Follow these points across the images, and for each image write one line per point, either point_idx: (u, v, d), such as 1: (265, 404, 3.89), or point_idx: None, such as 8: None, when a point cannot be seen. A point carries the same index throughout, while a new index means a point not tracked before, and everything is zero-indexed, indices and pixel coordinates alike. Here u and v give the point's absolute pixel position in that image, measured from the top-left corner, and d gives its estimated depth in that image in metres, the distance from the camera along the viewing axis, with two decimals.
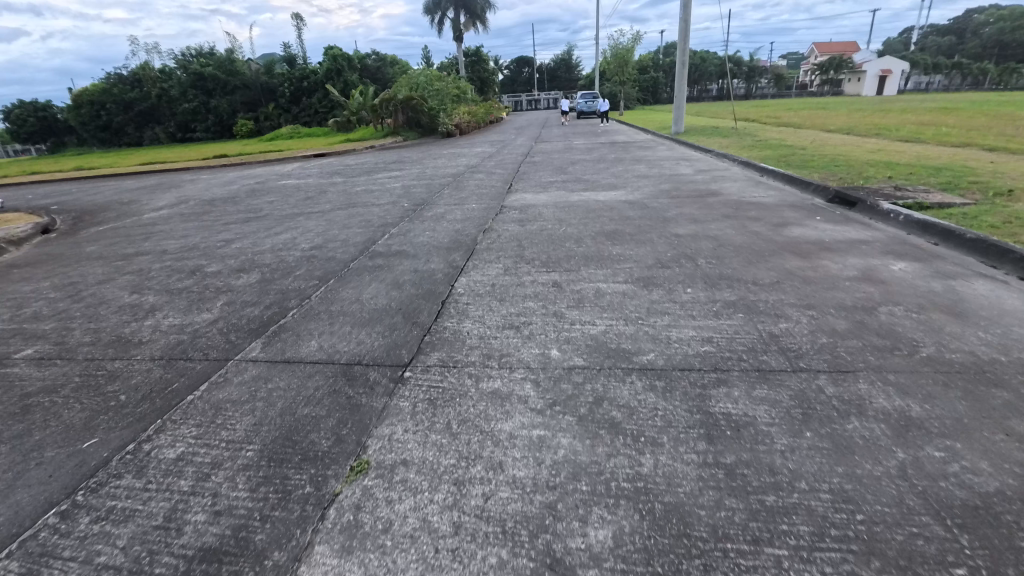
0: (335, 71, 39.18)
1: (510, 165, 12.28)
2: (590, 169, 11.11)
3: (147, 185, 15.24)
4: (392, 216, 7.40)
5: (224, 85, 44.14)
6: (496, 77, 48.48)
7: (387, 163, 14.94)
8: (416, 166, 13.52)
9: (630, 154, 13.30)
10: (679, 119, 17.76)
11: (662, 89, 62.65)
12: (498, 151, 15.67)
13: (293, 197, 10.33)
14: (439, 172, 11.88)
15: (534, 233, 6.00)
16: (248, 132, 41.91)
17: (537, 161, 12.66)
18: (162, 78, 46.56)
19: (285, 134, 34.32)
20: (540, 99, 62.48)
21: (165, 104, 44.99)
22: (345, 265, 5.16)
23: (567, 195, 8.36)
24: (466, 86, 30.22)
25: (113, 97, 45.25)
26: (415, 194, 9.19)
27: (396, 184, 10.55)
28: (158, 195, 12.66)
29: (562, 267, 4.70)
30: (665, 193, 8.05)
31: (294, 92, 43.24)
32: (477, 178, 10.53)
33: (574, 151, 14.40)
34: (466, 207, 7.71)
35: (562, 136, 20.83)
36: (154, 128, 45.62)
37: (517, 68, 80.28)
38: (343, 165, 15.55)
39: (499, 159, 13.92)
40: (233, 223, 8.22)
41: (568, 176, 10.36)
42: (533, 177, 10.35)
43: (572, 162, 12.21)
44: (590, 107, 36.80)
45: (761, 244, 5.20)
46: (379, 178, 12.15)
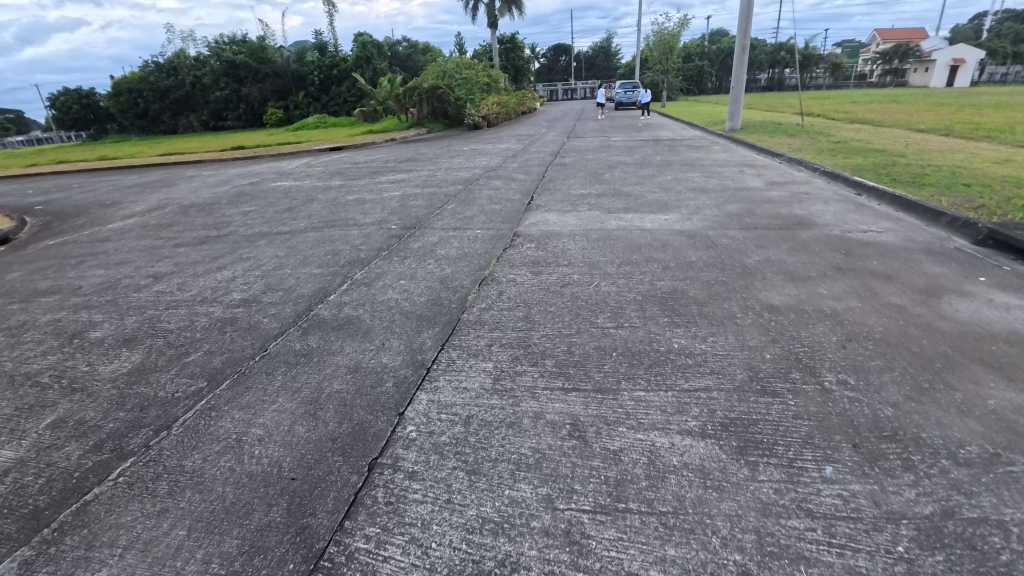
0: (364, 59, 37.88)
1: (535, 168, 10.37)
2: (632, 174, 9.11)
3: (145, 181, 14.10)
4: (371, 242, 5.68)
5: (255, 73, 43.56)
6: (531, 65, 46.14)
7: (398, 160, 13.24)
8: (428, 165, 11.79)
9: (679, 157, 11.16)
10: (736, 113, 15.39)
11: (707, 78, 58.88)
12: (525, 149, 13.74)
13: (277, 203, 8.79)
14: (451, 176, 10.12)
15: (551, 284, 4.14)
16: (278, 122, 41.22)
17: (567, 163, 10.70)
18: (195, 66, 46.28)
19: (312, 124, 33.31)
20: (576, 89, 59.85)
21: (198, 92, 44.78)
22: (261, 345, 3.46)
23: (603, 213, 6.45)
24: (497, 73, 28.18)
25: (150, 85, 45.43)
26: (412, 206, 7.46)
27: (397, 191, 8.84)
28: (144, 196, 11.38)
29: (588, 372, 2.85)
30: (734, 217, 6.03)
31: (324, 80, 42.20)
32: (492, 185, 8.71)
33: (612, 151, 12.33)
34: (468, 230, 5.91)
35: (599, 131, 18.68)
36: (188, 117, 45.56)
37: (554, 56, 77.56)
38: (352, 161, 14.00)
39: (523, 158, 12.02)
40: (187, 243, 6.69)
41: (604, 183, 8.39)
42: (561, 183, 8.44)
43: (610, 165, 10.18)
44: (630, 98, 34.26)
45: (917, 337, 3.20)
46: (383, 179, 10.48)
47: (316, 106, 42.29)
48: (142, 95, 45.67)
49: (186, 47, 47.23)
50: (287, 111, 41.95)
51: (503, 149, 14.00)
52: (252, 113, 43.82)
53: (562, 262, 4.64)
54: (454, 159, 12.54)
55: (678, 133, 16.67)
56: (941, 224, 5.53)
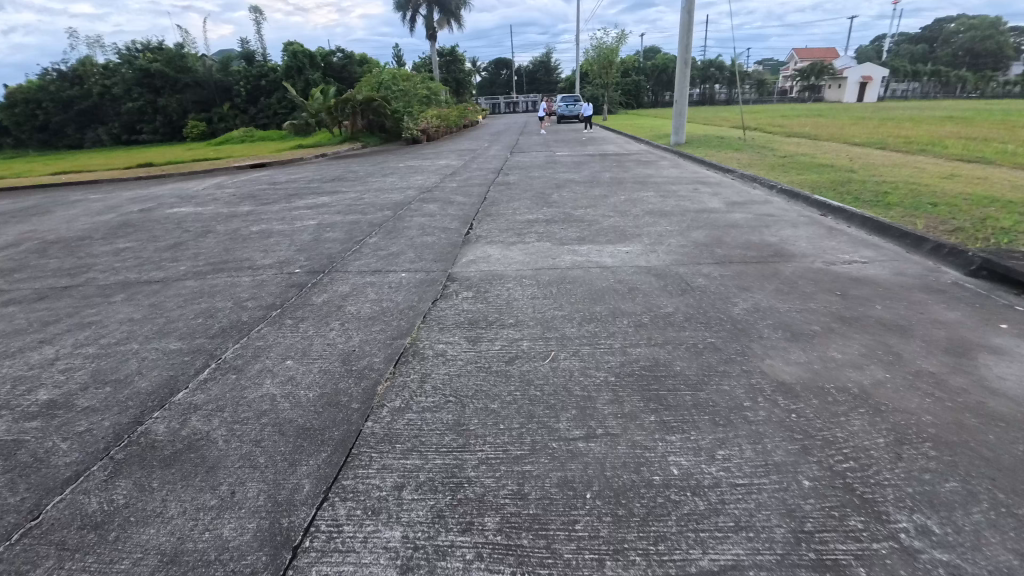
0: (295, 69, 35.78)
1: (476, 187, 9.33)
2: (584, 194, 8.27)
3: (15, 207, 11.89)
4: (261, 294, 4.39)
5: (174, 83, 40.22)
6: (472, 78, 45.44)
7: (324, 179, 11.80)
8: (355, 185, 10.48)
9: (630, 174, 10.50)
10: (680, 127, 15.11)
11: (645, 92, 60.65)
12: (466, 165, 12.70)
13: (162, 236, 7.23)
14: (380, 198, 8.89)
15: (493, 359, 3.08)
16: (199, 135, 38.07)
17: (512, 181, 9.74)
18: (103, 75, 42.16)
19: (237, 138, 30.82)
20: (519, 102, 59.93)
21: (107, 103, 40.72)
22: (33, 506, 2.18)
23: (554, 244, 5.48)
24: (437, 86, 27.18)
25: (49, 95, 40.92)
26: (327, 239, 6.20)
27: (313, 218, 7.51)
28: (2, 228, 9.36)
29: (549, 543, 1.81)
30: (703, 246, 5.25)
31: (251, 91, 39.50)
32: (426, 210, 7.59)
33: (560, 167, 11.52)
34: (390, 274, 4.75)
35: (543, 145, 17.99)
36: (96, 131, 41.33)
37: (495, 70, 77.84)
38: (272, 179, 12.44)
39: (463, 176, 10.96)
40: (21, 297, 5.13)
41: (554, 205, 7.47)
42: (505, 206, 7.45)
43: (558, 184, 9.32)
44: (572, 111, 34.22)
45: (979, 430, 2.39)
46: (301, 202, 9.11)
47: (243, 118, 39.50)
48: (39, 107, 41.00)
49: (91, 54, 42.97)
50: (210, 124, 38.90)
51: (442, 166, 12.89)
52: (170, 126, 40.31)
53: (507, 320, 3.59)
54: (386, 178, 11.29)
55: (624, 147, 16.22)
56: (926, 251, 4.97)
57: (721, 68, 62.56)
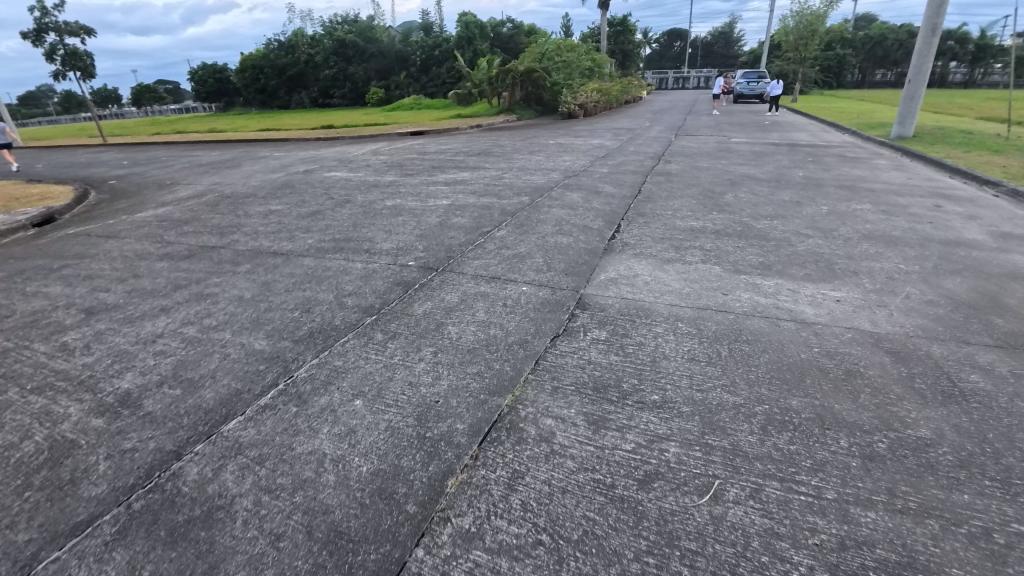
0: (466, 39, 36.78)
1: (629, 176, 8.05)
2: (768, 197, 6.48)
3: (220, 159, 13.75)
4: (364, 290, 3.86)
5: (363, 52, 44.38)
6: (641, 50, 42.32)
7: (470, 152, 11.42)
8: (499, 162, 9.86)
9: (833, 174, 8.20)
10: (910, 117, 11.56)
11: (849, 69, 50.84)
12: (620, 148, 11.30)
13: (308, 202, 7.38)
14: (520, 179, 8.11)
15: (619, 470, 2.05)
16: (378, 101, 41.63)
17: (673, 172, 8.22)
18: (311, 44, 48.25)
19: (406, 105, 32.91)
20: (689, 78, 54.73)
21: (310, 69, 46.60)
22: (29, 559, 1.81)
23: (725, 269, 4.10)
24: (601, 57, 25.52)
25: (271, 62, 48.22)
26: (452, 225, 5.57)
27: (446, 197, 7.01)
28: (201, 178, 10.70)
29: None
30: (967, 307, 3.45)
31: (425, 60, 41.84)
32: (568, 199, 6.60)
33: (735, 158, 9.54)
34: (508, 284, 3.88)
35: (715, 128, 15.57)
36: (301, 93, 47.82)
37: (667, 42, 72.10)
38: (423, 149, 12.51)
39: (615, 160, 9.66)
40: (176, 253, 5.43)
41: (727, 209, 5.91)
42: (664, 205, 6.11)
43: (732, 180, 7.56)
44: (753, 90, 29.81)
45: None
46: (442, 176, 8.77)
47: (415, 86, 42.15)
48: (263, 72, 48.61)
49: (304, 26, 49.36)
50: (388, 90, 42.23)
51: (594, 146, 11.68)
52: (356, 91, 44.82)
53: (648, 397, 2.49)
54: (532, 156, 10.49)
55: (820, 137, 13.21)
56: None
57: (965, 40, 49.48)
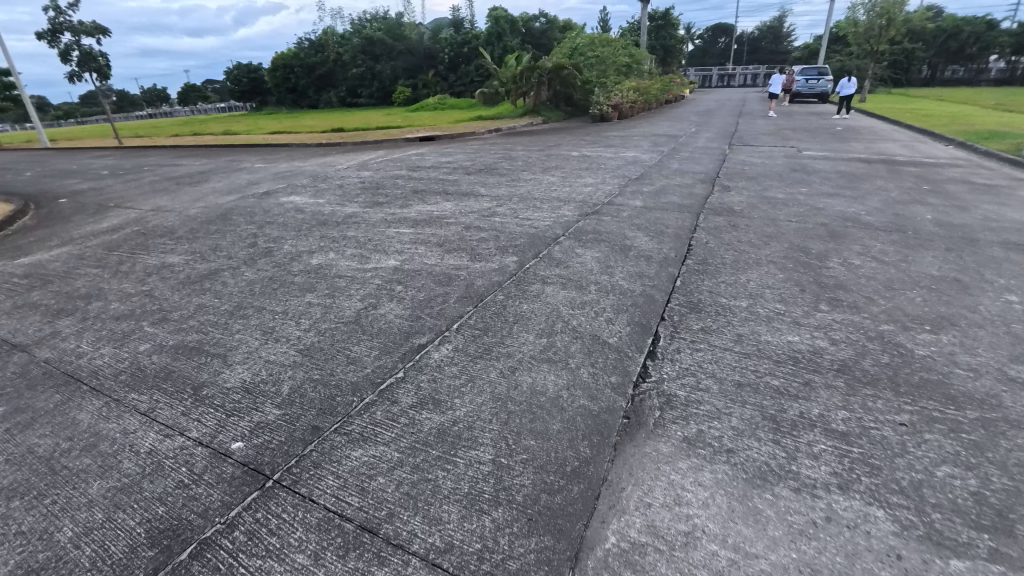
0: (496, 35, 34.68)
1: (674, 212, 5.64)
2: (907, 267, 3.96)
3: (196, 170, 12.12)
4: (71, 565, 1.76)
5: (391, 50, 43.01)
6: (686, 45, 38.98)
7: (470, 166, 9.16)
8: (499, 182, 7.58)
9: (981, 215, 5.52)
10: None
11: (918, 65, 45.98)
12: (661, 162, 8.80)
13: (221, 248, 5.36)
14: (519, 213, 5.79)
15: None
16: (405, 101, 40.00)
17: (738, 207, 5.76)
18: (340, 42, 47.12)
19: (431, 105, 31.14)
20: (733, 77, 51.18)
21: (339, 68, 45.49)
22: None
23: (904, 525, 1.74)
24: (642, 53, 22.95)
25: (301, 61, 47.66)
26: (373, 318, 3.33)
27: (400, 247, 4.78)
28: (149, 199, 8.99)
29: None
30: None
31: (453, 58, 39.88)
32: (579, 256, 4.22)
33: (820, 183, 6.92)
34: (381, 568, 1.64)
35: (777, 135, 12.83)
36: (329, 93, 46.79)
37: (711, 37, 68.13)
38: (419, 159, 10.43)
39: (654, 182, 7.22)
40: None
41: (844, 295, 3.45)
42: (734, 282, 3.69)
43: (831, 224, 5.05)
44: (811, 89, 26.49)
45: None
46: (417, 204, 6.61)
47: (443, 85, 40.25)
48: (293, 72, 48.14)
49: (334, 23, 48.25)
50: (415, 90, 40.73)
51: (627, 159, 9.23)
52: (384, 90, 43.36)
53: None
54: (545, 173, 8.16)
55: (919, 150, 10.34)
56: None
57: None
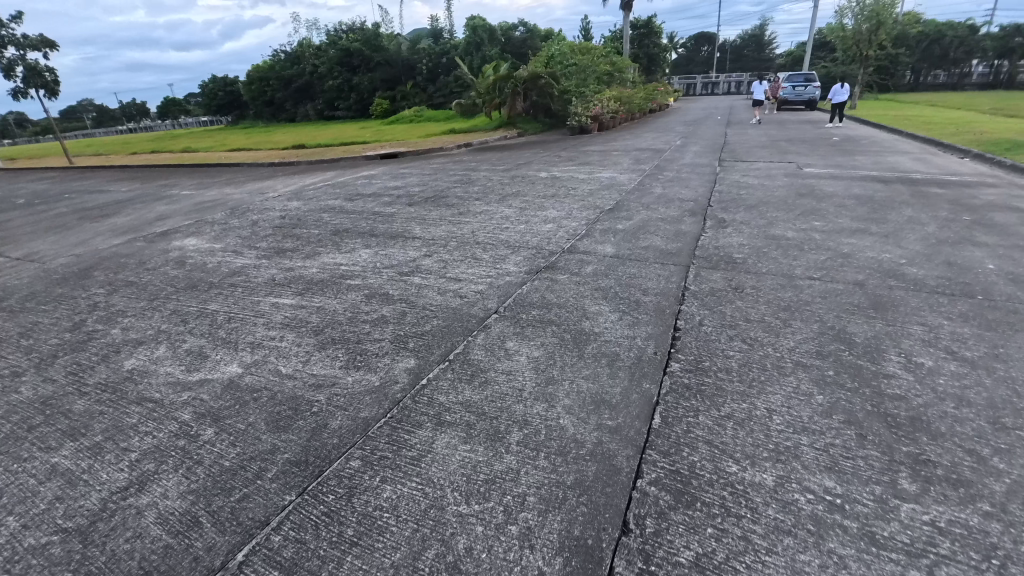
0: (474, 44, 33.58)
1: (655, 260, 4.21)
2: (1007, 374, 2.58)
3: (115, 199, 10.63)
4: None
5: (369, 61, 41.79)
6: (670, 53, 38.14)
7: (416, 192, 7.70)
8: (442, 214, 6.14)
9: None
10: None
11: (904, 71, 45.55)
12: (641, 183, 7.42)
13: (32, 332, 3.88)
14: (448, 264, 4.32)
15: None
16: (383, 113, 38.71)
17: (738, 252, 4.35)
18: (317, 54, 45.86)
19: (407, 117, 29.85)
20: (718, 84, 50.50)
21: (316, 80, 44.16)
22: None
23: None
24: (624, 60, 21.81)
25: (277, 74, 46.38)
26: (114, 526, 1.87)
27: (260, 334, 3.32)
28: (32, 239, 7.51)
29: None
30: None
31: (432, 69, 38.71)
32: (506, 356, 2.77)
33: (836, 214, 5.57)
34: None
35: (771, 147, 11.58)
36: (305, 106, 45.39)
37: (695, 45, 67.78)
38: (363, 183, 9.01)
39: (632, 212, 5.81)
40: None
41: (933, 455, 2.05)
42: (748, 415, 2.25)
43: (869, 283, 3.67)
44: (800, 96, 25.49)
45: None
46: (328, 249, 5.18)
47: (422, 96, 38.99)
48: (270, 85, 46.82)
49: (311, 35, 47.00)
50: (394, 102, 39.51)
51: (603, 180, 7.82)
52: (362, 102, 42.02)
53: None
54: (502, 199, 6.72)
55: (935, 163, 9.08)
56: None
57: None
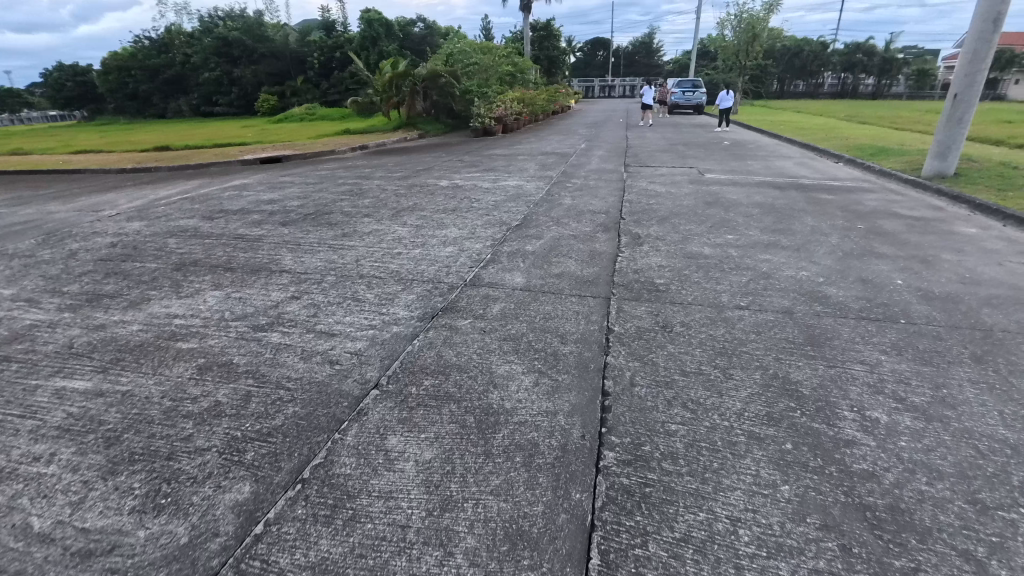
0: (370, 39, 31.67)
1: (571, 291, 3.63)
2: (963, 427, 2.30)
3: None
4: None
5: (251, 53, 37.98)
6: (569, 56, 38.98)
7: (294, 207, 6.56)
8: (323, 236, 5.14)
9: (954, 273, 4.23)
10: (953, 145, 7.67)
11: (772, 80, 50.80)
12: (550, 193, 6.93)
13: None
14: (320, 310, 3.42)
15: None
16: (271, 110, 35.43)
17: (659, 276, 3.93)
18: (189, 43, 40.87)
19: (297, 115, 27.39)
20: (614, 87, 52.89)
21: (189, 72, 39.32)
22: None
23: None
24: (525, 62, 21.62)
25: (140, 63, 40.71)
26: None
27: (17, 451, 2.23)
28: None
29: None
30: None
31: (326, 64, 36.07)
32: (387, 464, 2.00)
33: (745, 225, 5.43)
34: None
35: (671, 151, 11.78)
36: (178, 100, 40.27)
37: (592, 50, 70.54)
38: (230, 195, 7.61)
39: (542, 227, 5.24)
40: None
41: (930, 569, 1.63)
42: (709, 535, 1.71)
43: (797, 310, 3.39)
44: (689, 101, 27.09)
45: None
46: (162, 292, 3.99)
47: (315, 92, 36.19)
48: (132, 76, 40.98)
49: (180, 20, 41.77)
50: (283, 98, 36.30)
51: (510, 189, 7.22)
52: (246, 98, 38.16)
53: None
54: (396, 215, 5.85)
55: (817, 167, 9.64)
56: None
57: (875, 51, 50.89)
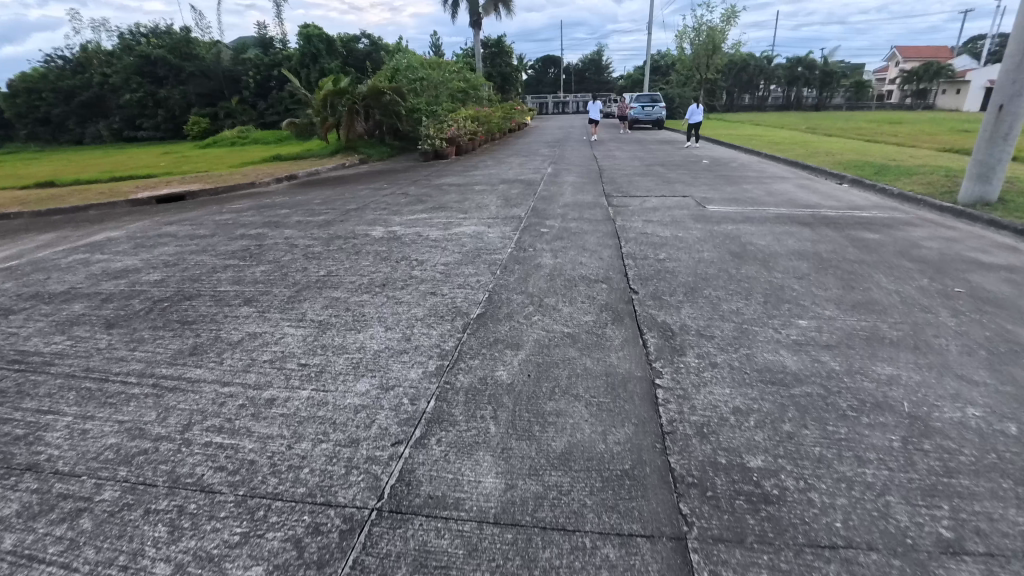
0: (310, 55, 29.28)
1: (599, 522, 1.75)
2: None
3: None
4: None
5: (179, 73, 34.46)
6: (522, 73, 37.89)
7: (147, 286, 4.42)
8: (155, 359, 3.07)
9: None
10: (996, 167, 6.42)
11: (721, 94, 51.66)
12: (521, 245, 5.07)
13: None
14: None
15: None
16: (201, 133, 32.36)
17: (747, 446, 2.12)
18: (106, 62, 36.93)
19: (227, 139, 24.66)
20: (569, 102, 52.42)
21: (106, 93, 35.45)
22: None
23: None
24: (478, 78, 20.08)
25: (51, 84, 36.57)
26: None
27: None
28: None
29: None
30: None
31: (261, 82, 33.34)
32: None
33: (809, 295, 3.73)
34: None
35: (651, 173, 10.25)
36: (96, 125, 36.39)
37: (544, 67, 70.34)
38: (70, 264, 5.36)
39: (517, 316, 3.35)
40: None
41: None
42: None
43: None
44: (649, 116, 26.23)
45: None
46: None
47: (251, 113, 33.29)
48: (41, 99, 36.82)
49: (95, 37, 37.80)
50: (216, 120, 33.31)
51: (465, 241, 5.30)
52: (174, 121, 34.81)
53: None
54: (293, 300, 3.82)
55: (824, 191, 8.28)
56: None
57: (815, 65, 52.62)
